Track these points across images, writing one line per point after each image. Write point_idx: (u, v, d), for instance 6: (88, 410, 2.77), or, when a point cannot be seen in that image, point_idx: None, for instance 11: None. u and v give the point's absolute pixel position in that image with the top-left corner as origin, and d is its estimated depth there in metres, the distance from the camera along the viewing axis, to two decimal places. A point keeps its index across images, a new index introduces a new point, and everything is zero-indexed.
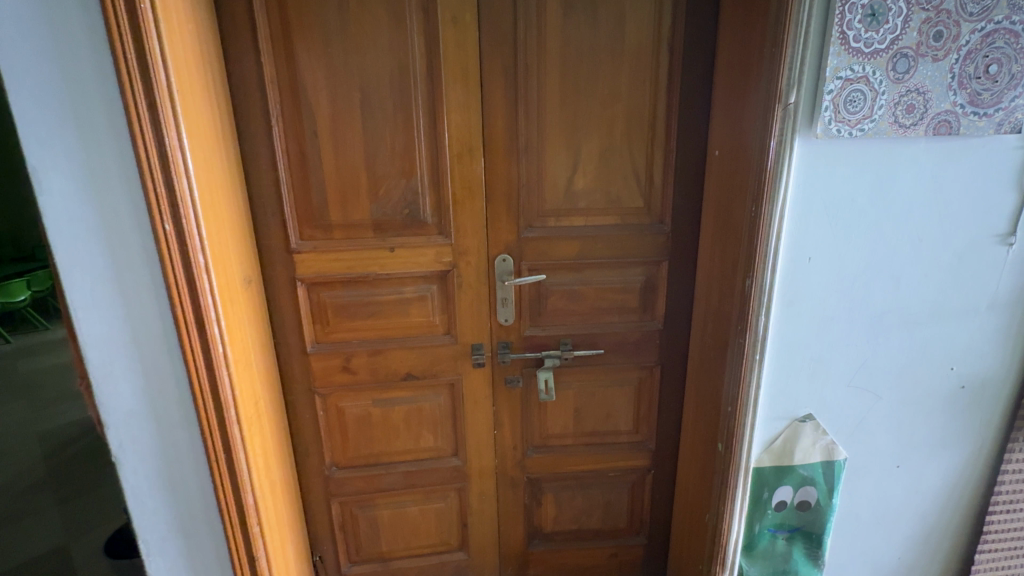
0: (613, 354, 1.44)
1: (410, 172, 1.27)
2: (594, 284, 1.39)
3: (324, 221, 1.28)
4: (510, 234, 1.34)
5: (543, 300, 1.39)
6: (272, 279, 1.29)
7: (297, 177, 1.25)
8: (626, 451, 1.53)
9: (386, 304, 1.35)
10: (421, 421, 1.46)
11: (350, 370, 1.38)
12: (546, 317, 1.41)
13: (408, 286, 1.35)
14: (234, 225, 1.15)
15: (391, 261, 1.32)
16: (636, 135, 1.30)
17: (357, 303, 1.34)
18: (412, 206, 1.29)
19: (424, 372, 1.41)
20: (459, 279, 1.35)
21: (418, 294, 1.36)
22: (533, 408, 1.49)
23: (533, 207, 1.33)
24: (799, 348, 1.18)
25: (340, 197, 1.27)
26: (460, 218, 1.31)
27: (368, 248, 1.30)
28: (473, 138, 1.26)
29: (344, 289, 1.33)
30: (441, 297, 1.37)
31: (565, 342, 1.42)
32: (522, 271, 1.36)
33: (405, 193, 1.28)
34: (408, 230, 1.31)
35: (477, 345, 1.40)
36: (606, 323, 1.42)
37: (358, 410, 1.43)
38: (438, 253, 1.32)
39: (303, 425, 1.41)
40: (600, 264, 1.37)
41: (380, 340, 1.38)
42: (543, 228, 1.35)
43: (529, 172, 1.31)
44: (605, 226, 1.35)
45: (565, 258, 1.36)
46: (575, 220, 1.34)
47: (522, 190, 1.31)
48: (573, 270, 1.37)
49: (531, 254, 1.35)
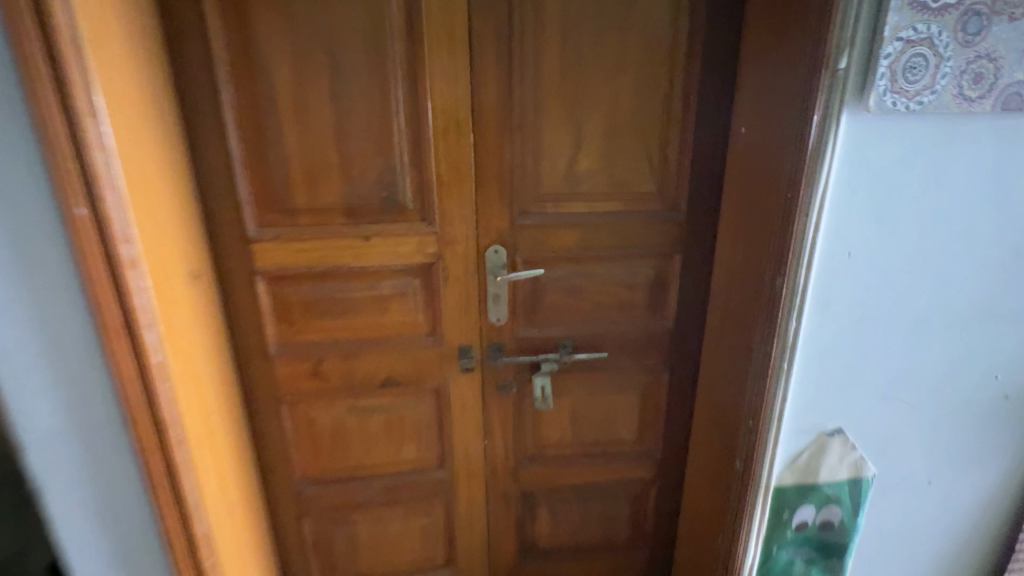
0: (617, 357, 1.29)
1: (386, 149, 1.09)
2: (598, 279, 1.22)
3: (286, 206, 1.10)
4: (504, 221, 1.16)
5: (541, 298, 1.23)
6: (228, 273, 1.12)
7: (254, 154, 1.06)
8: (629, 462, 1.39)
9: (360, 301, 1.18)
10: (403, 431, 1.30)
11: (320, 375, 1.22)
12: (543, 316, 1.24)
13: (386, 280, 1.18)
14: (174, 209, 0.96)
15: (366, 252, 1.14)
16: (648, 108, 1.13)
17: (327, 301, 1.17)
18: (390, 189, 1.12)
19: (405, 377, 1.25)
20: (445, 273, 1.18)
21: (397, 290, 1.19)
22: (527, 416, 1.34)
23: (529, 190, 1.16)
24: (832, 354, 1.04)
25: (305, 176, 1.09)
26: (445, 203, 1.13)
27: (339, 237, 1.12)
28: (461, 109, 1.08)
29: (312, 284, 1.16)
30: (424, 293, 1.20)
31: (564, 344, 1.25)
32: (517, 264, 1.20)
33: (381, 174, 1.10)
34: (386, 216, 1.13)
35: (465, 347, 1.24)
36: (610, 322, 1.26)
37: (331, 420, 1.26)
38: (420, 244, 1.15)
39: (268, 437, 1.25)
40: (605, 257, 1.21)
41: (355, 342, 1.21)
42: (541, 215, 1.17)
43: (525, 149, 1.13)
44: (611, 213, 1.18)
45: (565, 249, 1.19)
46: (577, 207, 1.17)
47: (518, 170, 1.14)
48: (574, 264, 1.21)
49: (527, 245, 1.19)
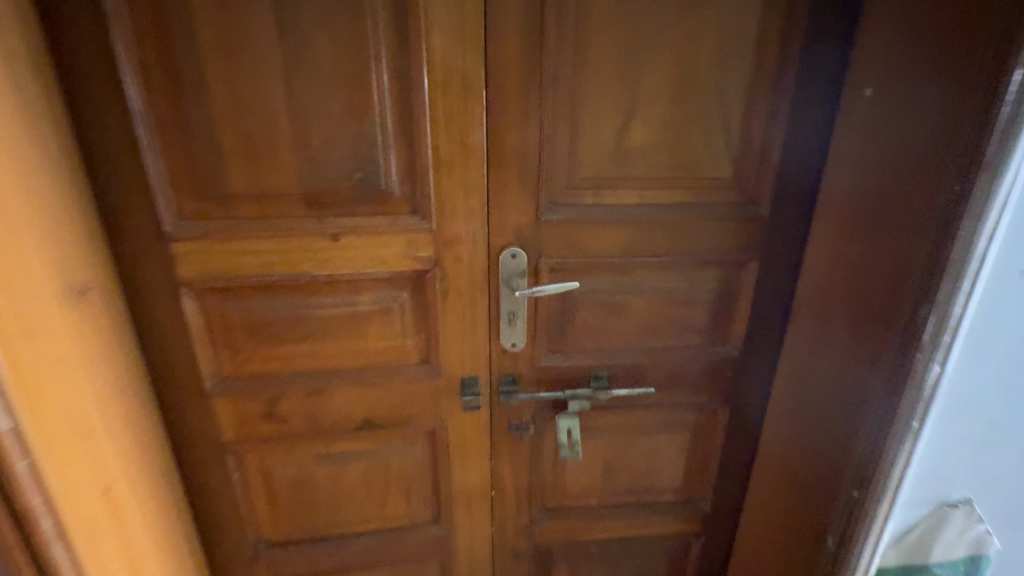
0: (663, 391, 1.01)
1: (361, 111, 0.77)
2: (647, 293, 0.93)
3: (220, 191, 0.78)
4: (525, 217, 0.86)
5: (570, 318, 0.93)
6: (142, 285, 0.80)
7: (167, 114, 0.73)
8: (670, 516, 1.12)
9: (328, 322, 0.88)
10: (389, 481, 1.02)
11: (277, 416, 0.92)
12: (572, 341, 0.95)
13: (363, 293, 0.87)
14: (35, 194, 0.63)
15: (335, 257, 0.83)
16: (731, 60, 0.81)
17: (283, 323, 0.86)
18: (367, 168, 0.80)
19: (391, 417, 0.96)
20: (443, 285, 0.87)
21: (378, 307, 0.88)
22: (546, 461, 1.06)
23: (560, 174, 0.84)
24: (976, 406, 0.76)
25: (244, 147, 0.76)
26: (446, 189, 0.82)
27: (296, 236, 0.81)
28: (470, 55, 0.76)
29: (261, 297, 0.85)
30: (415, 310, 0.90)
31: (598, 376, 0.97)
32: (540, 274, 0.89)
33: (355, 147, 0.78)
34: (360, 206, 0.81)
35: (469, 379, 0.95)
36: (658, 348, 0.97)
37: (294, 472, 0.97)
38: (409, 245, 0.84)
39: (211, 495, 0.95)
40: (657, 265, 0.91)
41: (322, 376, 0.91)
42: (575, 208, 0.86)
43: (557, 116, 0.81)
44: (668, 207, 0.88)
45: (605, 254, 0.89)
46: (624, 197, 0.86)
47: (548, 146, 0.82)
48: (615, 273, 0.91)
49: (555, 249, 0.88)
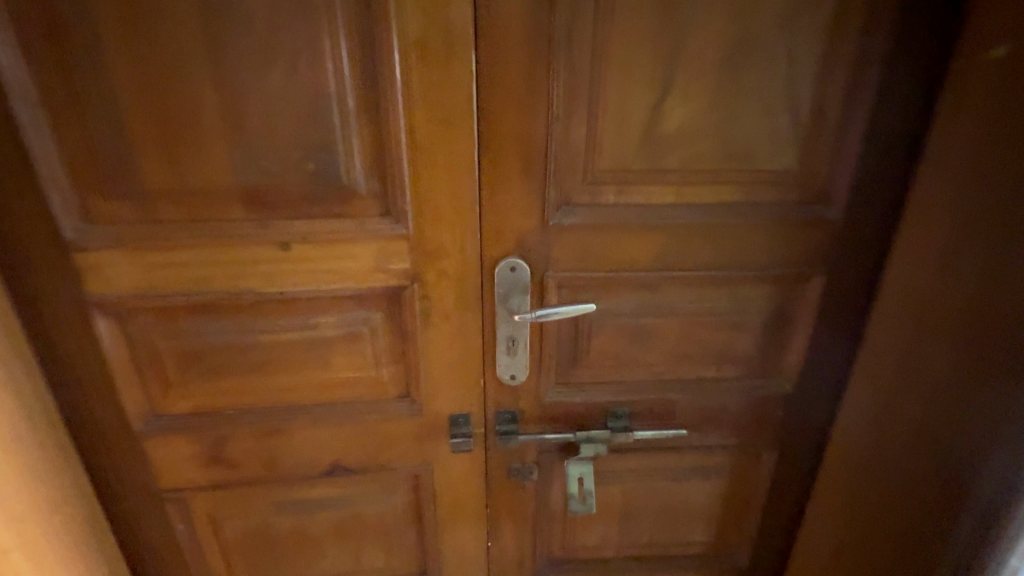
0: (696, 432, 0.83)
1: (312, 81, 0.58)
2: (680, 315, 0.74)
3: (135, 187, 0.61)
4: (528, 222, 0.67)
5: (584, 345, 0.75)
6: (45, 304, 0.64)
7: (58, 86, 0.56)
8: (698, 572, 0.95)
9: (283, 350, 0.71)
10: (365, 531, 0.86)
11: (226, 459, 0.76)
12: (586, 372, 0.77)
13: (324, 315, 0.70)
14: None
15: (286, 271, 0.66)
16: (805, 12, 0.60)
17: (226, 350, 0.70)
18: (322, 157, 0.62)
19: (364, 461, 0.80)
20: (425, 305, 0.70)
21: (344, 331, 0.71)
22: (553, 511, 0.88)
23: (574, 165, 0.65)
24: None
25: (161, 130, 0.59)
26: (426, 185, 0.64)
27: (234, 244, 0.64)
28: (454, 8, 0.57)
29: (197, 319, 0.68)
30: (391, 335, 0.73)
31: (616, 414, 0.80)
32: (547, 291, 0.71)
33: (306, 129, 0.60)
34: (315, 206, 0.63)
35: (460, 417, 0.78)
36: (691, 382, 0.79)
37: (250, 522, 0.82)
38: (380, 255, 0.66)
39: (152, 548, 0.80)
40: (694, 281, 0.72)
41: (278, 412, 0.74)
42: (592, 209, 0.67)
43: (573, 87, 0.62)
44: (712, 208, 0.68)
45: (628, 267, 0.70)
46: (654, 195, 0.67)
47: (559, 129, 0.63)
48: (641, 290, 0.72)
49: (566, 261, 0.70)
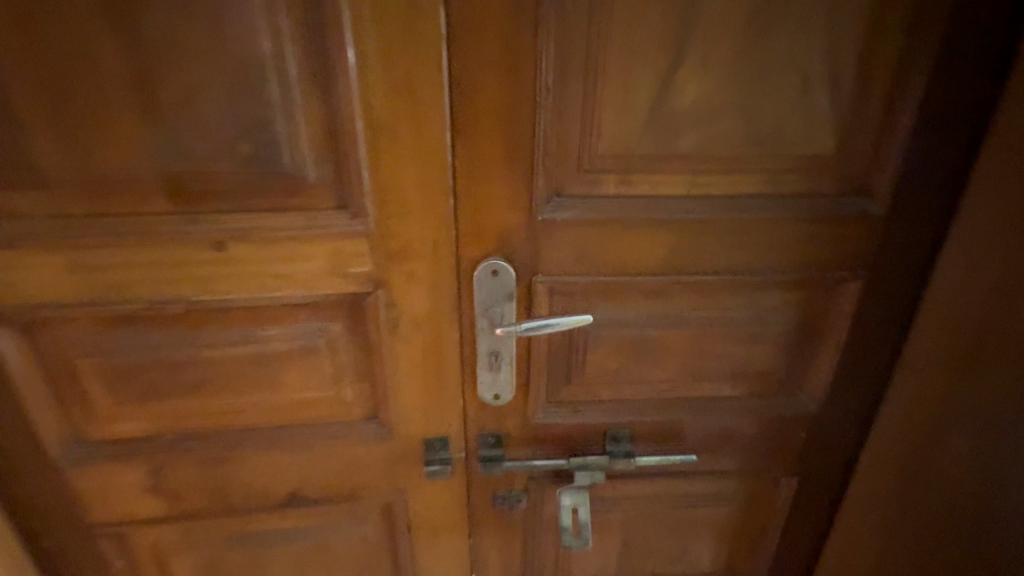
0: (706, 456, 0.73)
1: (240, 44, 0.47)
2: (691, 326, 0.64)
3: (35, 175, 0.50)
4: (512, 218, 0.56)
5: (578, 359, 0.65)
6: None
7: None
8: None
9: (226, 366, 0.60)
10: (333, 565, 0.76)
11: (167, 489, 0.66)
12: (580, 390, 0.67)
13: (273, 326, 0.59)
14: None
15: (224, 274, 0.55)
16: None
17: (158, 368, 0.59)
18: (261, 139, 0.51)
19: (328, 490, 0.70)
20: (392, 315, 0.60)
21: (297, 345, 0.60)
22: (545, 542, 0.79)
23: (568, 148, 0.54)
24: None
25: (60, 105, 0.48)
26: (388, 173, 0.53)
27: (158, 243, 0.53)
28: None
29: (122, 332, 0.58)
30: (354, 349, 0.62)
31: (615, 437, 0.70)
32: (536, 299, 0.61)
33: (237, 104, 0.49)
34: (255, 198, 0.53)
35: (436, 441, 0.68)
36: (702, 401, 0.69)
37: (200, 557, 0.72)
38: (336, 256, 0.56)
39: None
40: (708, 287, 0.62)
41: (224, 437, 0.64)
42: (588, 202, 0.56)
43: (566, 53, 0.50)
44: (732, 201, 0.57)
45: (631, 271, 0.60)
46: (664, 185, 0.56)
47: (549, 104, 0.52)
48: (646, 298, 0.62)
49: (558, 264, 0.59)
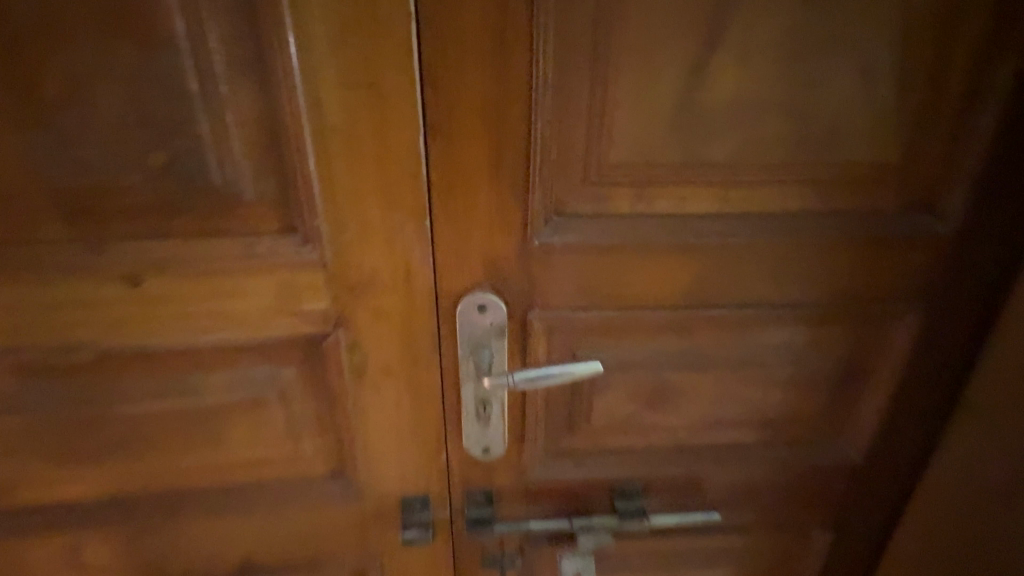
0: (731, 511, 0.63)
1: (144, 25, 0.36)
2: (716, 366, 0.54)
3: None
4: (502, 243, 0.46)
5: (583, 406, 0.55)
6: None
7: None
8: None
9: (154, 421, 0.50)
10: None
11: (93, 563, 0.56)
12: (584, 440, 0.57)
13: (211, 375, 0.48)
14: None
15: (143, 314, 0.45)
16: None
17: (71, 424, 0.49)
18: (181, 148, 0.40)
19: (287, 558, 0.59)
20: (357, 359, 0.49)
21: (242, 396, 0.50)
22: None
23: (571, 157, 0.43)
24: None
25: None
26: (347, 190, 0.42)
27: (58, 277, 0.42)
28: None
29: (21, 384, 0.47)
30: (312, 399, 0.51)
31: (625, 493, 0.59)
32: (532, 338, 0.50)
33: (146, 102, 0.38)
34: (177, 220, 0.42)
35: (414, 501, 0.57)
36: (728, 451, 0.59)
37: None
38: (284, 291, 0.45)
39: None
40: (737, 322, 0.52)
41: (158, 502, 0.53)
42: (597, 222, 0.46)
43: (569, 37, 0.39)
44: (771, 221, 0.47)
45: (646, 304, 0.50)
46: (688, 202, 0.46)
47: (547, 102, 0.41)
48: (663, 335, 0.52)
49: (558, 297, 0.49)
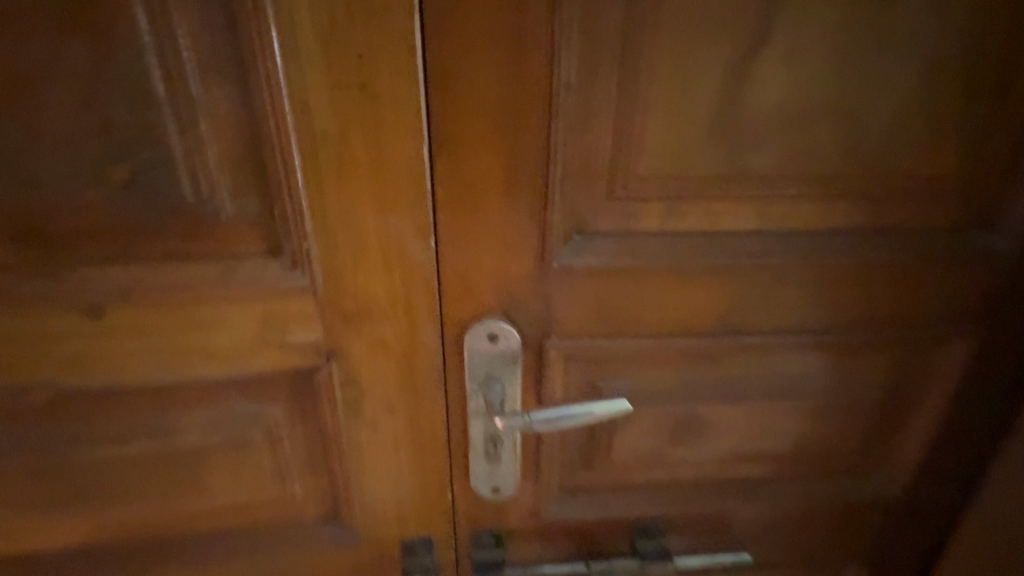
0: (759, 547, 0.58)
1: (99, 17, 0.31)
2: (749, 396, 0.49)
3: None
4: (515, 265, 0.41)
5: (602, 440, 0.50)
6: None
7: None
8: None
9: (123, 465, 0.44)
10: None
11: None
12: (603, 476, 0.52)
13: (188, 413, 0.43)
14: None
15: (108, 348, 0.39)
16: None
17: (30, 469, 0.43)
18: (147, 161, 0.35)
19: None
20: (352, 394, 0.44)
21: (223, 436, 0.44)
22: None
23: (595, 169, 0.38)
24: None
25: None
26: (340, 207, 0.37)
27: (8, 308, 0.37)
28: None
29: None
30: (302, 437, 0.46)
31: (647, 532, 0.54)
32: (548, 369, 0.45)
33: (103, 107, 0.33)
34: (143, 243, 0.37)
35: (417, 545, 0.52)
36: (759, 484, 0.54)
37: None
38: (270, 321, 0.40)
39: None
40: (774, 348, 0.47)
41: (132, 551, 0.48)
42: (622, 241, 0.41)
43: (596, 32, 0.34)
44: (814, 238, 0.43)
45: (675, 330, 0.45)
46: (725, 218, 0.41)
47: (570, 107, 0.36)
48: (692, 363, 0.47)
49: (578, 324, 0.44)
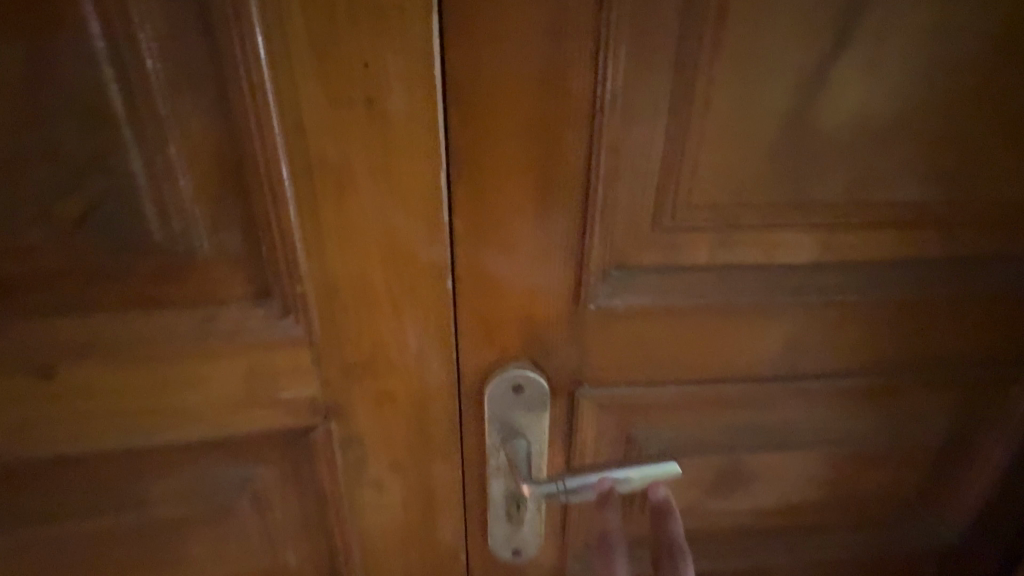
0: None
1: (40, 20, 0.25)
2: (801, 444, 0.44)
3: None
4: (545, 307, 0.35)
5: (636, 494, 0.44)
6: None
7: None
8: None
9: (87, 540, 0.38)
10: None
11: None
12: (635, 532, 0.46)
13: (162, 481, 0.37)
14: None
15: (64, 412, 0.33)
16: None
17: None
18: (106, 193, 0.28)
19: None
20: (354, 454, 0.38)
21: (204, 505, 0.38)
22: None
23: (640, 198, 0.33)
24: None
25: None
26: (341, 245, 0.31)
27: None
28: None
29: None
30: (297, 502, 0.40)
31: None
32: (579, 420, 0.40)
33: (50, 130, 0.27)
34: (102, 291, 0.30)
35: None
36: (805, 535, 0.49)
37: None
38: (258, 377, 0.34)
39: None
40: (830, 392, 0.42)
41: None
42: (668, 278, 0.35)
43: (648, 41, 0.29)
44: (881, 272, 0.38)
45: (722, 375, 0.40)
46: (784, 251, 0.36)
47: (615, 129, 0.30)
48: (739, 409, 0.42)
49: (614, 372, 0.38)
